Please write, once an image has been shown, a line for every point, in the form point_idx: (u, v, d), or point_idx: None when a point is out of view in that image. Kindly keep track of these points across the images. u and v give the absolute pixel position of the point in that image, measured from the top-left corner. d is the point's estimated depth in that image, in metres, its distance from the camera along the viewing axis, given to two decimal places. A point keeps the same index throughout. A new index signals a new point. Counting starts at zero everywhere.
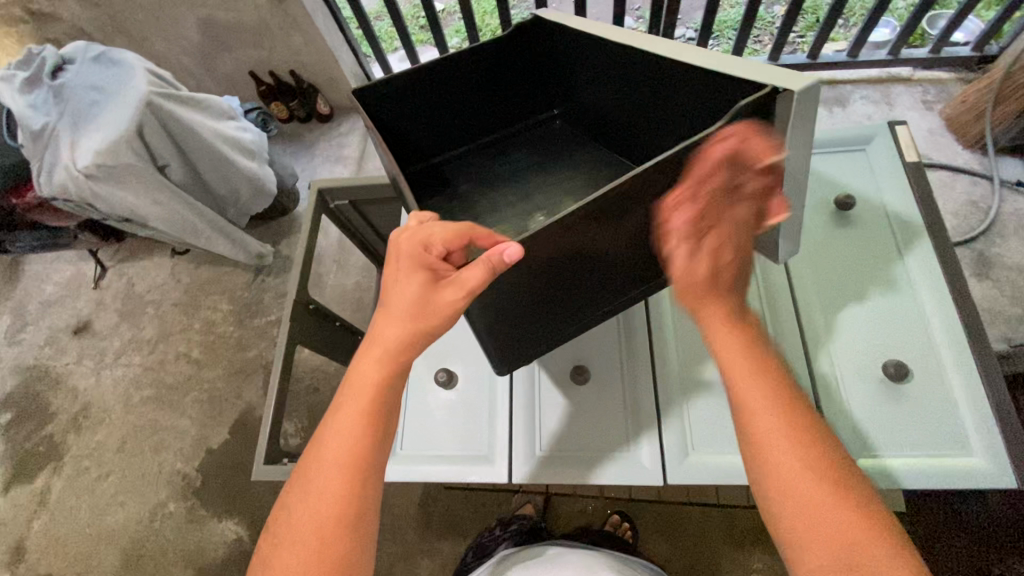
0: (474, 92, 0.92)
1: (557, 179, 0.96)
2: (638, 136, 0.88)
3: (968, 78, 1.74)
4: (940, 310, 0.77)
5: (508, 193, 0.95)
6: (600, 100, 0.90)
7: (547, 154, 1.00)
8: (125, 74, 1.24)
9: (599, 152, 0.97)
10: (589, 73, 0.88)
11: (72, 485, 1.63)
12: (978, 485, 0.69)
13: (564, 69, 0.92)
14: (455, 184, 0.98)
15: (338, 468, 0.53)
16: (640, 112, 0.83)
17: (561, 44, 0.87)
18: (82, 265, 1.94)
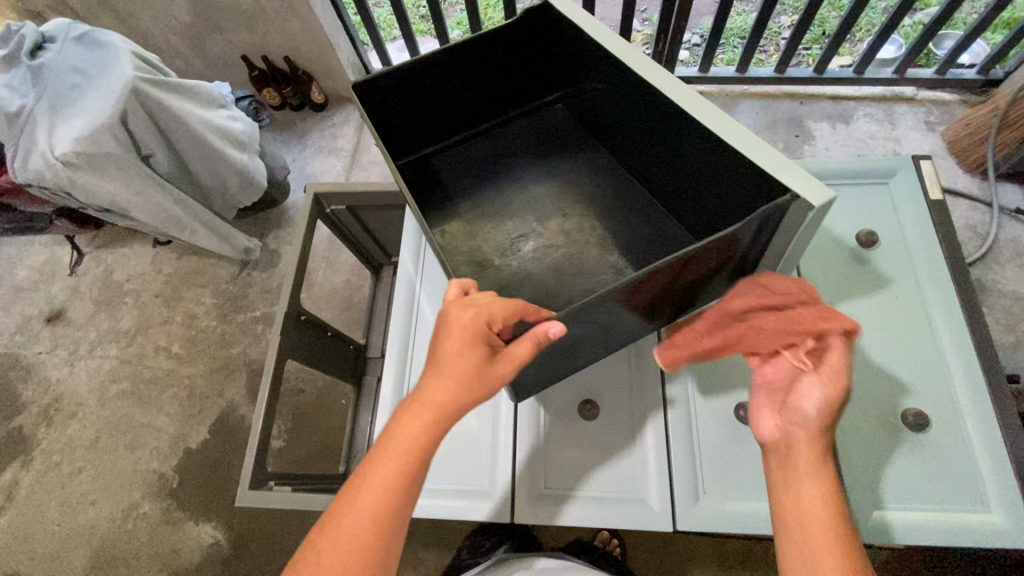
0: (474, 80, 0.88)
1: (555, 181, 0.93)
2: (636, 151, 0.85)
3: (970, 100, 1.74)
4: (961, 360, 0.76)
5: (506, 197, 0.93)
6: (599, 100, 0.86)
7: (546, 151, 0.96)
8: (109, 57, 1.16)
9: (597, 151, 0.95)
10: (589, 73, 0.83)
11: (41, 481, 1.56)
12: (997, 544, 0.68)
13: (568, 60, 0.86)
14: (451, 182, 0.95)
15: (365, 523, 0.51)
16: (636, 124, 0.79)
17: (565, 37, 0.81)
18: (58, 250, 1.85)
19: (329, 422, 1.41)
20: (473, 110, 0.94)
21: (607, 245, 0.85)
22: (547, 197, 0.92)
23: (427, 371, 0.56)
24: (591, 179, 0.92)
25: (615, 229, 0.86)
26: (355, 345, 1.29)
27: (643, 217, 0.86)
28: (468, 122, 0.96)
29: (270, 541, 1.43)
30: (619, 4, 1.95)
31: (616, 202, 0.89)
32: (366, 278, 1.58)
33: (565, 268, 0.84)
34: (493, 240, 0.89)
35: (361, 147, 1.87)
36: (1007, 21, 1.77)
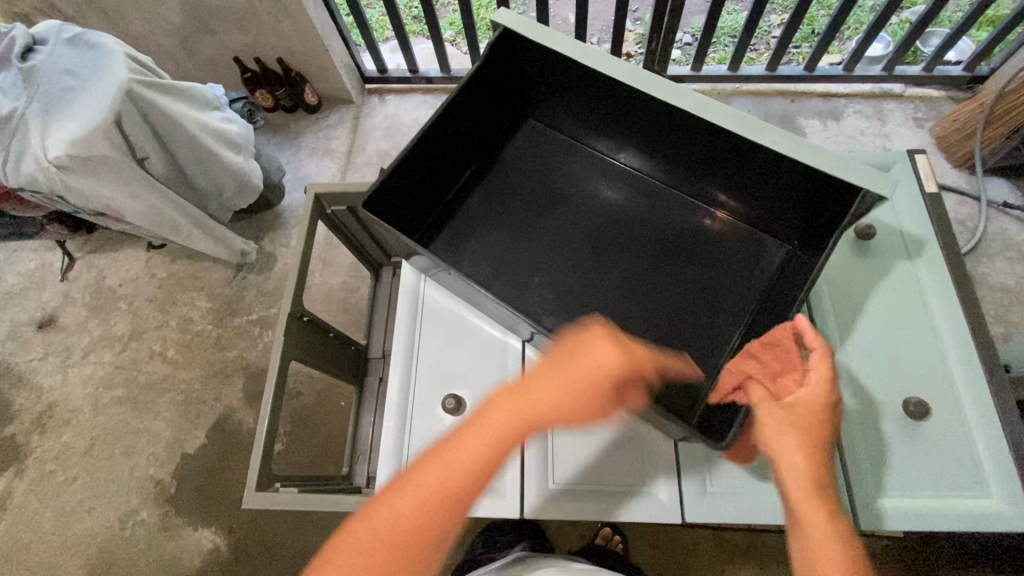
0: (461, 126, 0.89)
1: (586, 200, 0.97)
2: (653, 148, 0.91)
3: (957, 97, 1.77)
4: (959, 350, 0.78)
5: (557, 230, 0.95)
6: (602, 112, 0.91)
7: (555, 171, 1.00)
8: (103, 59, 1.15)
9: (592, 152, 1.00)
10: (585, 89, 0.89)
11: (36, 490, 1.54)
12: (998, 527, 0.70)
13: (553, 82, 0.91)
14: (482, 237, 0.96)
15: (427, 513, 0.51)
16: (660, 132, 0.86)
17: (549, 62, 0.85)
18: (48, 255, 1.82)
19: (329, 424, 1.41)
20: (469, 149, 0.95)
21: (665, 251, 0.91)
22: (587, 209, 0.96)
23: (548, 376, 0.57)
24: (613, 184, 0.98)
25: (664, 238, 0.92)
26: (357, 346, 1.29)
27: (675, 213, 0.94)
28: (464, 164, 0.96)
29: (271, 546, 1.42)
30: (611, 4, 1.96)
31: (653, 202, 0.95)
32: (363, 279, 1.57)
33: (632, 293, 0.88)
34: (559, 261, 0.92)
35: (357, 148, 1.87)
36: (991, 18, 1.80)
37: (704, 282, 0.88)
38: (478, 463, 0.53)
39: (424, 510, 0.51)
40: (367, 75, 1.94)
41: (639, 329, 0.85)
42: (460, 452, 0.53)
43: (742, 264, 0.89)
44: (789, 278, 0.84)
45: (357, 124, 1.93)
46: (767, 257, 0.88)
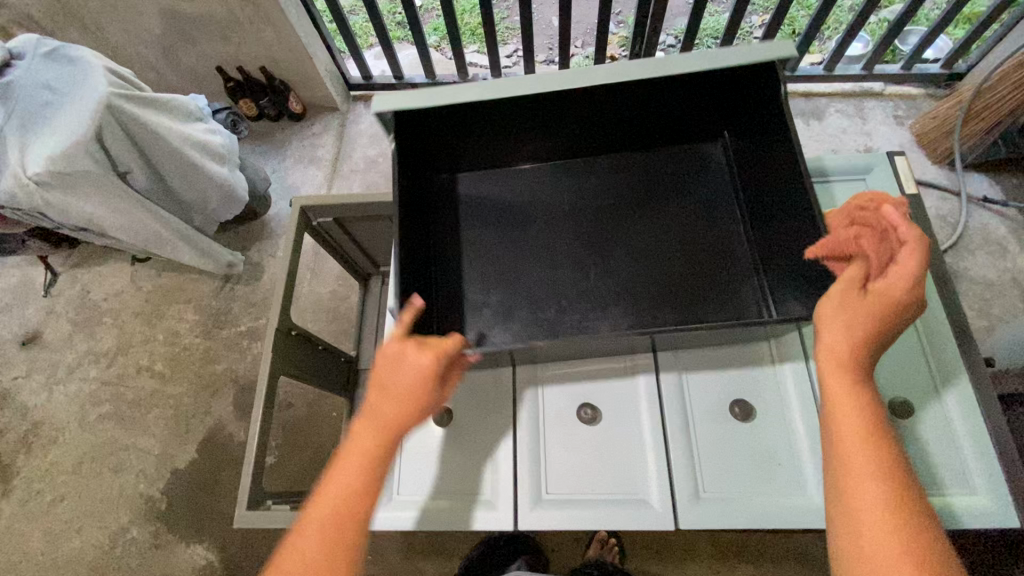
0: (409, 205, 0.79)
1: (549, 206, 0.92)
2: (583, 131, 0.88)
3: (936, 94, 1.80)
4: (941, 347, 0.81)
5: (562, 248, 0.89)
6: (517, 130, 0.86)
7: (514, 202, 0.93)
8: (81, 73, 1.14)
9: (517, 167, 0.95)
10: (506, 123, 0.83)
11: (23, 510, 1.51)
12: (984, 524, 0.72)
13: (464, 134, 0.84)
14: (489, 294, 0.87)
15: (330, 552, 0.51)
16: (584, 114, 0.84)
17: (453, 120, 0.79)
18: (30, 271, 1.79)
19: (321, 435, 1.40)
20: (421, 228, 0.86)
21: (660, 208, 0.91)
22: (562, 199, 0.93)
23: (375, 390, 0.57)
24: (563, 180, 0.94)
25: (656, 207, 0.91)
26: (347, 357, 1.28)
27: (623, 172, 0.94)
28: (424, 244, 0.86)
29: (265, 561, 1.41)
30: (594, 8, 1.97)
31: (615, 177, 0.94)
32: (352, 287, 1.56)
33: (647, 258, 0.88)
34: (569, 246, 0.90)
35: (343, 156, 1.86)
36: (968, 16, 1.83)
37: (691, 211, 0.90)
38: (360, 481, 0.54)
39: (326, 548, 0.51)
40: (352, 82, 1.93)
41: (654, 275, 0.87)
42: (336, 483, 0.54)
43: (711, 184, 0.91)
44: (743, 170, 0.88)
45: (342, 132, 1.92)
46: (713, 163, 0.92)
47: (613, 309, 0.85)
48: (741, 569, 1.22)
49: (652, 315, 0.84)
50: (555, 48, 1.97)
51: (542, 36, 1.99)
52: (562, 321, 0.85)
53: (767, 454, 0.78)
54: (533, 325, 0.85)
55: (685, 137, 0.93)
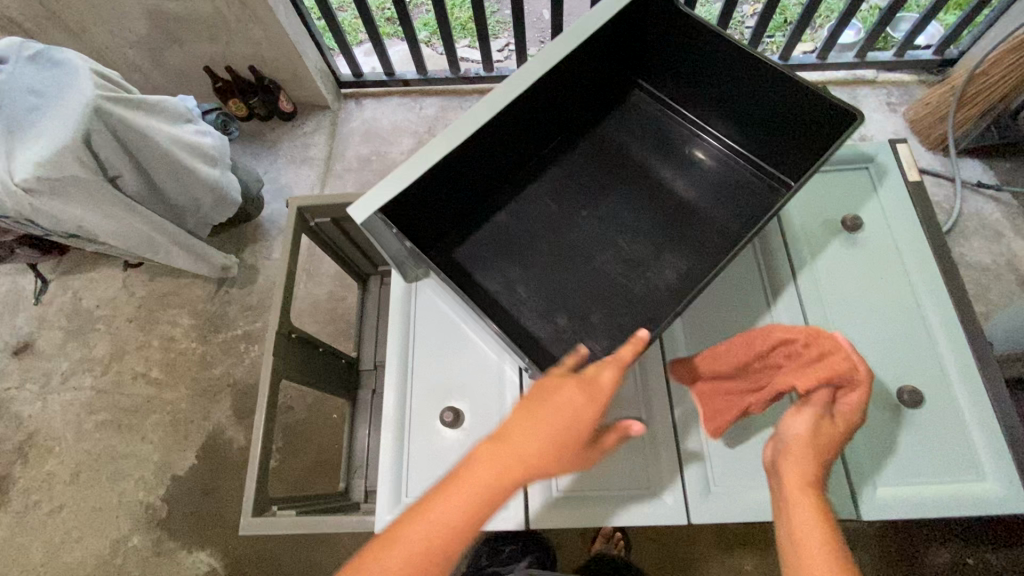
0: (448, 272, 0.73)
1: (547, 215, 0.89)
2: (537, 135, 0.88)
3: (928, 80, 1.80)
4: (948, 335, 0.82)
5: (588, 232, 0.88)
6: (489, 163, 0.82)
7: (523, 224, 0.89)
8: (68, 76, 1.11)
9: (504, 208, 0.89)
10: (478, 162, 0.80)
11: (20, 522, 1.49)
12: (998, 510, 0.74)
13: (450, 192, 0.79)
14: (555, 318, 0.82)
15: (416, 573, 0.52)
16: (536, 115, 0.84)
17: (439, 185, 0.76)
18: (20, 279, 1.76)
19: (322, 437, 1.38)
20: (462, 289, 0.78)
21: (652, 159, 0.93)
22: (557, 194, 0.91)
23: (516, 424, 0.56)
24: (543, 186, 0.91)
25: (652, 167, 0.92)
26: (348, 359, 1.26)
27: (580, 151, 0.94)
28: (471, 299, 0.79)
29: (269, 565, 1.40)
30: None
31: (586, 159, 0.93)
32: (348, 288, 1.55)
33: (662, 205, 0.89)
34: (590, 219, 0.88)
35: (336, 155, 1.84)
36: (958, 2, 1.83)
37: (662, 148, 0.93)
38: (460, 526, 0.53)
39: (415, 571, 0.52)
40: (342, 80, 1.91)
41: (667, 207, 0.89)
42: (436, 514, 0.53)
43: (668, 122, 0.95)
44: (674, 99, 0.94)
45: (334, 131, 1.89)
46: (649, 107, 0.96)
47: (642, 261, 0.86)
48: (747, 559, 1.23)
49: (672, 252, 0.86)
50: (547, 42, 1.96)
51: (533, 29, 1.97)
52: (636, 296, 0.83)
53: None
54: (620, 324, 0.81)
55: (610, 98, 0.95)
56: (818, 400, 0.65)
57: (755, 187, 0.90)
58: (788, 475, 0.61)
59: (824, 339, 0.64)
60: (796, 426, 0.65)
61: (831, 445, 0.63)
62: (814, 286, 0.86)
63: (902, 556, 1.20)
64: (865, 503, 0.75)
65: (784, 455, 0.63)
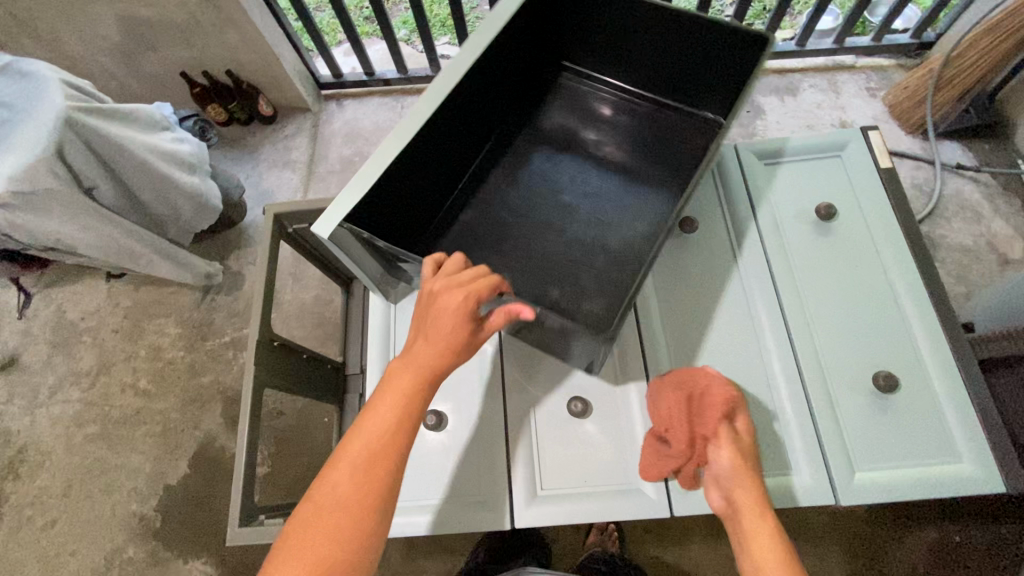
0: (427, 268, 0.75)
1: (507, 201, 0.91)
2: (481, 126, 0.89)
3: (906, 64, 1.81)
4: (921, 319, 0.83)
5: (551, 209, 0.90)
6: (445, 159, 0.83)
7: (495, 207, 0.91)
8: (38, 89, 1.09)
9: (469, 201, 0.91)
10: (437, 156, 0.81)
11: (14, 538, 1.48)
12: (972, 490, 0.75)
13: (414, 191, 0.80)
14: (547, 292, 0.84)
15: (358, 475, 0.57)
16: (477, 106, 0.85)
17: (401, 184, 0.75)
18: (3, 293, 1.74)
19: (313, 443, 1.38)
20: None
21: (599, 135, 0.96)
22: (514, 177, 0.93)
23: (419, 326, 0.62)
24: (497, 175, 0.93)
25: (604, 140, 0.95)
26: (334, 364, 1.27)
27: (521, 136, 0.96)
28: None
29: None
30: None
31: (534, 143, 0.96)
32: (335, 291, 1.54)
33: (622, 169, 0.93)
34: (552, 198, 0.91)
35: (318, 158, 1.83)
36: None
37: (602, 121, 0.97)
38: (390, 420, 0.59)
39: (357, 473, 0.57)
40: (322, 81, 1.89)
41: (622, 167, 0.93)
42: (369, 426, 0.59)
43: (604, 97, 0.98)
44: (600, 75, 0.98)
45: (315, 133, 1.88)
46: (580, 86, 0.99)
47: (609, 229, 0.88)
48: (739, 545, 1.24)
49: (640, 222, 0.88)
50: None
51: None
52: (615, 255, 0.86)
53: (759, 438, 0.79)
54: (608, 280, 0.84)
55: (540, 86, 0.98)
56: (721, 424, 0.70)
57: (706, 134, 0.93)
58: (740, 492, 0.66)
59: (697, 377, 0.76)
60: (723, 459, 0.69)
61: (749, 454, 0.70)
62: (789, 273, 0.87)
63: (892, 534, 1.22)
64: (843, 490, 0.76)
65: (728, 481, 0.68)
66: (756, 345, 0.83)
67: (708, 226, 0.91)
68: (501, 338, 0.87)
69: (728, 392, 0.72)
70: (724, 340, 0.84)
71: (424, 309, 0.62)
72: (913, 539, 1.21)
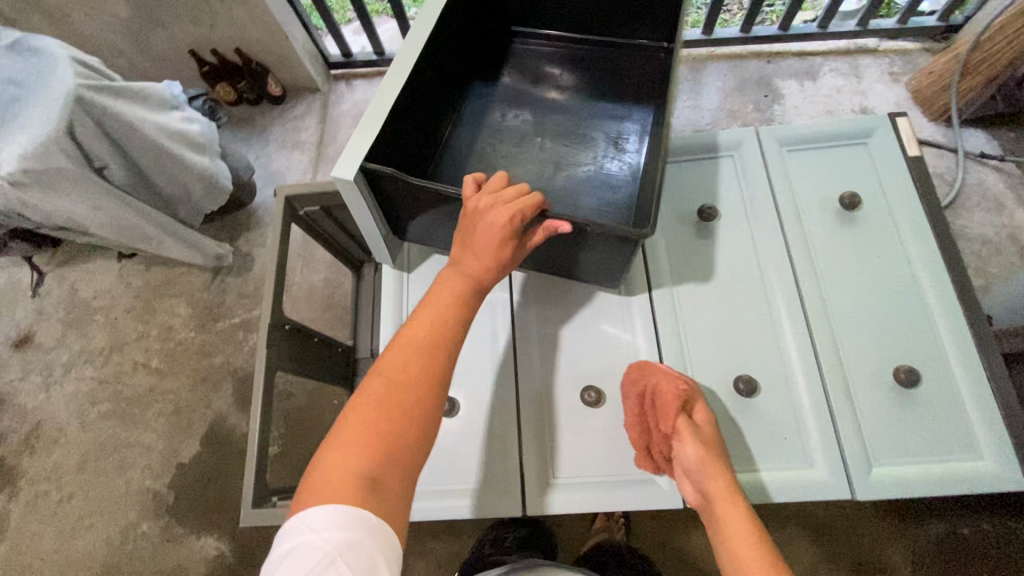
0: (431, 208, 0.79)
1: (495, 145, 0.97)
2: (450, 85, 0.95)
3: (932, 48, 1.75)
4: (945, 312, 0.81)
5: (539, 146, 0.96)
6: (426, 111, 0.90)
7: (488, 151, 0.96)
8: (47, 67, 1.08)
9: (461, 154, 0.97)
10: (419, 107, 0.87)
11: (31, 511, 1.51)
12: (991, 488, 0.74)
13: (405, 144, 0.85)
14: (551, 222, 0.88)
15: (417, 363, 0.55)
16: (444, 61, 0.91)
17: (393, 140, 0.81)
18: (16, 271, 1.75)
19: (322, 425, 1.39)
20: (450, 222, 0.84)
21: (563, 78, 1.04)
22: (499, 125, 0.99)
23: (465, 240, 0.62)
24: (480, 127, 0.99)
25: (568, 84, 1.03)
26: (344, 347, 1.26)
27: (492, 91, 1.03)
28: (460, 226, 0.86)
29: None
30: None
31: (507, 95, 1.03)
32: (344, 274, 1.54)
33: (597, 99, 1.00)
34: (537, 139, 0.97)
35: (328, 139, 1.81)
36: None
37: (562, 67, 1.05)
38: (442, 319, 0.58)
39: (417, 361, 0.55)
40: (331, 61, 1.87)
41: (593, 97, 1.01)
42: (419, 324, 0.58)
43: (551, 51, 1.07)
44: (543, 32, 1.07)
45: (325, 114, 1.86)
46: (526, 47, 1.07)
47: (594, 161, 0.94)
48: None
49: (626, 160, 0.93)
50: None
51: None
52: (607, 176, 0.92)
53: (774, 431, 0.78)
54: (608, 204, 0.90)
55: (496, 54, 1.06)
56: (680, 421, 0.71)
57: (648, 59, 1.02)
58: (718, 491, 0.68)
59: (651, 375, 0.77)
60: (689, 454, 0.70)
61: (714, 446, 0.71)
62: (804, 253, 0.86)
63: (902, 525, 1.22)
64: (860, 486, 0.75)
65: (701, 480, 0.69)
66: (775, 336, 0.82)
67: (727, 219, 0.90)
68: (513, 324, 0.87)
69: (679, 387, 0.74)
70: (742, 333, 0.83)
71: (468, 226, 0.63)
72: (925, 533, 1.21)
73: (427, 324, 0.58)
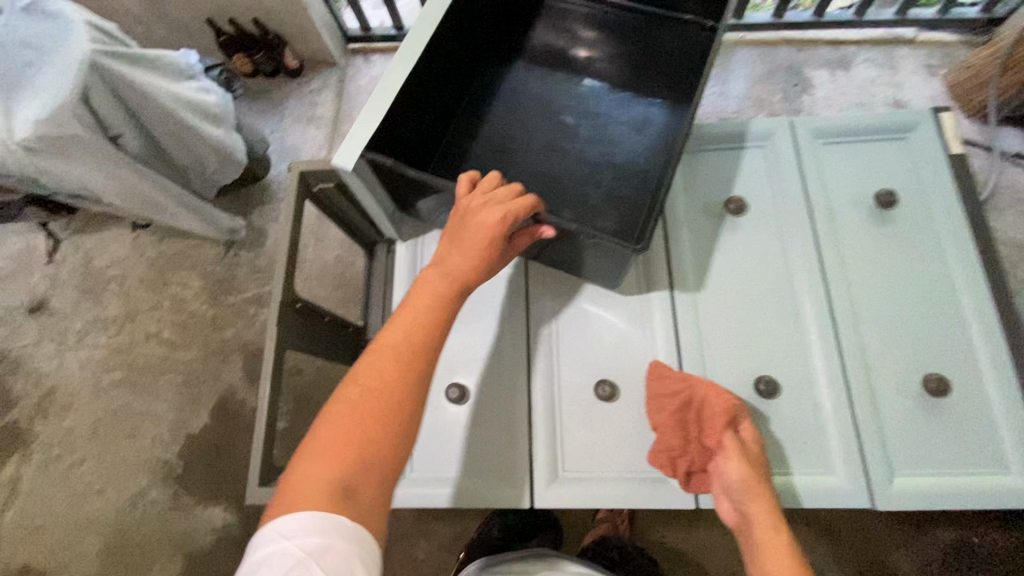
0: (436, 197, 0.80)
1: (510, 125, 0.97)
2: (469, 58, 0.93)
3: (974, 41, 1.67)
4: (980, 320, 0.78)
5: (552, 130, 0.95)
6: (441, 91, 0.88)
7: (503, 131, 0.96)
8: (61, 31, 1.05)
9: (476, 130, 0.96)
10: (435, 86, 0.86)
11: (44, 474, 1.54)
12: (1015, 503, 0.72)
13: (418, 125, 0.85)
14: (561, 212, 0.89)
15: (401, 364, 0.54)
16: (464, 35, 0.88)
17: (405, 122, 0.81)
18: (33, 237, 1.76)
19: None
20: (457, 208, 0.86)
21: (591, 53, 1.00)
22: (516, 104, 0.98)
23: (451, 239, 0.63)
24: (497, 102, 0.98)
25: (596, 57, 1.00)
26: (354, 327, 1.26)
27: (513, 63, 1.01)
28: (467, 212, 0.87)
29: None
30: None
31: (529, 70, 1.01)
32: (356, 252, 1.53)
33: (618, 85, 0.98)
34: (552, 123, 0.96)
35: (344, 115, 1.78)
36: None
37: (589, 39, 1.00)
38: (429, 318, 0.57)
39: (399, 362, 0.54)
40: (349, 35, 1.84)
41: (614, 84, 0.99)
42: (402, 325, 0.57)
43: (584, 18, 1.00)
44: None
45: (341, 89, 1.83)
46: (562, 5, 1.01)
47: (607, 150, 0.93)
48: None
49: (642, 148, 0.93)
50: None
51: None
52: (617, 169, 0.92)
53: (793, 435, 0.77)
54: (617, 199, 0.89)
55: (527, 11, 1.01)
56: (728, 437, 0.71)
57: (684, 36, 0.91)
58: (759, 512, 0.66)
59: (698, 385, 0.76)
60: (733, 471, 0.70)
61: (757, 465, 0.71)
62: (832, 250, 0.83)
63: (910, 531, 1.20)
64: (880, 495, 0.74)
65: (742, 498, 0.68)
66: (800, 338, 0.80)
67: (754, 214, 0.87)
68: (527, 313, 0.85)
69: (728, 402, 0.73)
70: (764, 333, 0.81)
71: (456, 225, 0.64)
72: (932, 539, 1.19)
73: (405, 326, 0.56)
